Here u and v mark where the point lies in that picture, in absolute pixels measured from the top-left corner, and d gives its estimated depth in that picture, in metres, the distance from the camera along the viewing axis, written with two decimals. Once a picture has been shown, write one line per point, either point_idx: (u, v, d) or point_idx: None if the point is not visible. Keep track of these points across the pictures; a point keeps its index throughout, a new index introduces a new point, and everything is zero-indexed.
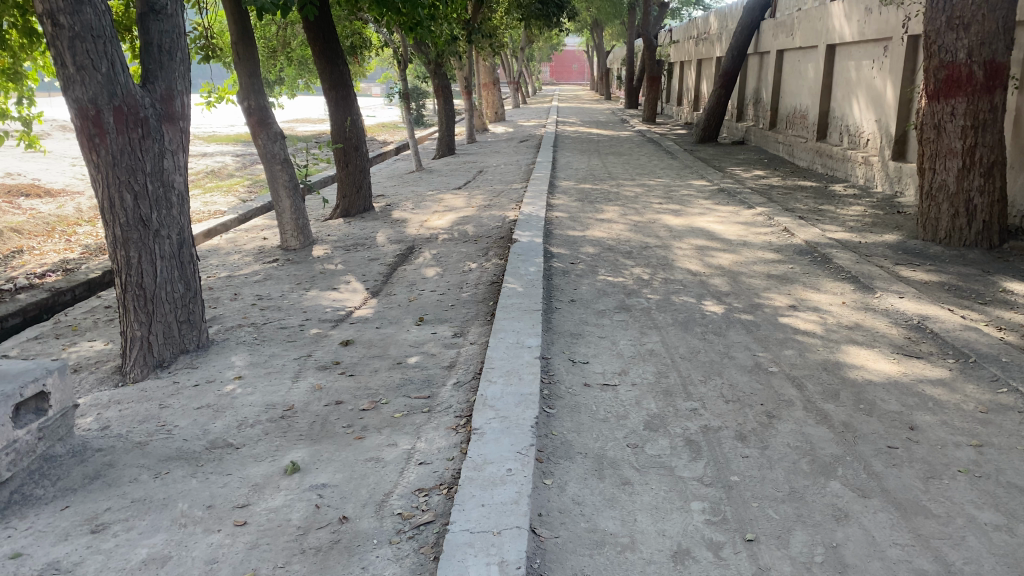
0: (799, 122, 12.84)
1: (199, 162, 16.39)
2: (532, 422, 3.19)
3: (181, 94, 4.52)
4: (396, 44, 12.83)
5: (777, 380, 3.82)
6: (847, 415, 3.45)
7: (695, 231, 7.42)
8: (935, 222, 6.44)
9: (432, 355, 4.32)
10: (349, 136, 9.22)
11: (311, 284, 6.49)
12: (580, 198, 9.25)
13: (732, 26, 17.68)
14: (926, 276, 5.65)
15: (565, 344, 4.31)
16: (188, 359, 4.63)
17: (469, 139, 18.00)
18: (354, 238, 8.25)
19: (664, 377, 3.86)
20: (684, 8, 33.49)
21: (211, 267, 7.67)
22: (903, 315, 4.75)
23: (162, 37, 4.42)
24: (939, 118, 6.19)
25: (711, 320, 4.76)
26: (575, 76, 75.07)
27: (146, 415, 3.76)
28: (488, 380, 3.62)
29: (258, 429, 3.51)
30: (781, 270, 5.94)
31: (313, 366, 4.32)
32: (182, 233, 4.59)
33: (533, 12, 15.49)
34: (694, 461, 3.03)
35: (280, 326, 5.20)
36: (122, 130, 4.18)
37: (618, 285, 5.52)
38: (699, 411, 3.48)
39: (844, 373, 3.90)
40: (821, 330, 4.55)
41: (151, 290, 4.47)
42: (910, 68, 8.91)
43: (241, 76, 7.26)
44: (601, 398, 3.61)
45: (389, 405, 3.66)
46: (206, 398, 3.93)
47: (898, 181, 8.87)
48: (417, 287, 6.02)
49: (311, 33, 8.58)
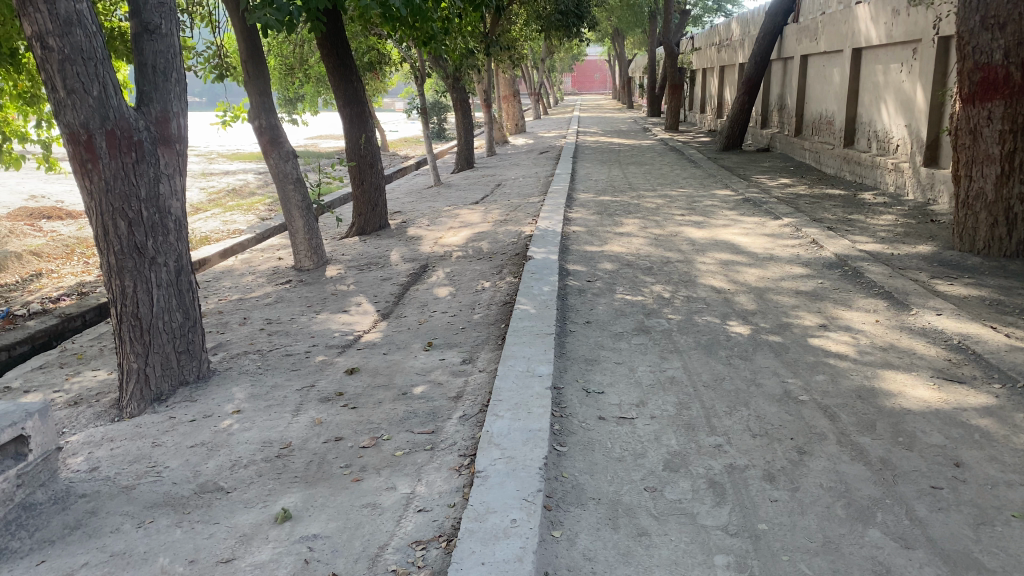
0: (825, 128, 12.51)
1: (220, 180, 16.37)
2: (540, 463, 2.96)
3: (178, 116, 4.34)
4: (413, 59, 12.68)
5: (807, 410, 3.54)
6: (885, 449, 3.17)
7: (719, 245, 7.14)
8: (972, 232, 6.12)
9: (439, 385, 4.09)
10: (363, 153, 9.07)
11: (322, 306, 6.31)
12: (599, 210, 9.03)
13: (754, 32, 17.41)
14: (963, 291, 5.32)
15: (579, 371, 4.06)
16: (187, 392, 4.45)
17: (489, 151, 17.79)
18: (368, 257, 8.08)
19: (686, 409, 3.59)
20: (705, 15, 33.24)
21: (223, 289, 7.52)
22: (942, 335, 4.45)
23: (156, 58, 4.25)
24: (975, 123, 5.90)
25: (736, 342, 4.49)
26: (598, 86, 74.82)
27: (137, 455, 3.57)
28: (494, 414, 3.38)
29: (252, 470, 3.30)
30: (810, 286, 5.66)
31: (314, 397, 4.10)
32: (180, 260, 4.40)
33: (552, 22, 15.31)
34: (718, 508, 2.77)
35: (285, 353, 5.01)
36: (115, 155, 4.02)
37: (638, 305, 5.27)
38: (723, 447, 3.22)
39: (881, 402, 3.61)
40: (855, 353, 4.27)
41: (147, 320, 4.29)
42: (942, 70, 8.58)
43: (251, 95, 7.11)
44: (617, 433, 3.35)
45: (391, 442, 3.44)
46: (202, 435, 3.73)
47: (931, 188, 8.54)
48: (429, 308, 5.81)
49: (324, 50, 8.43)
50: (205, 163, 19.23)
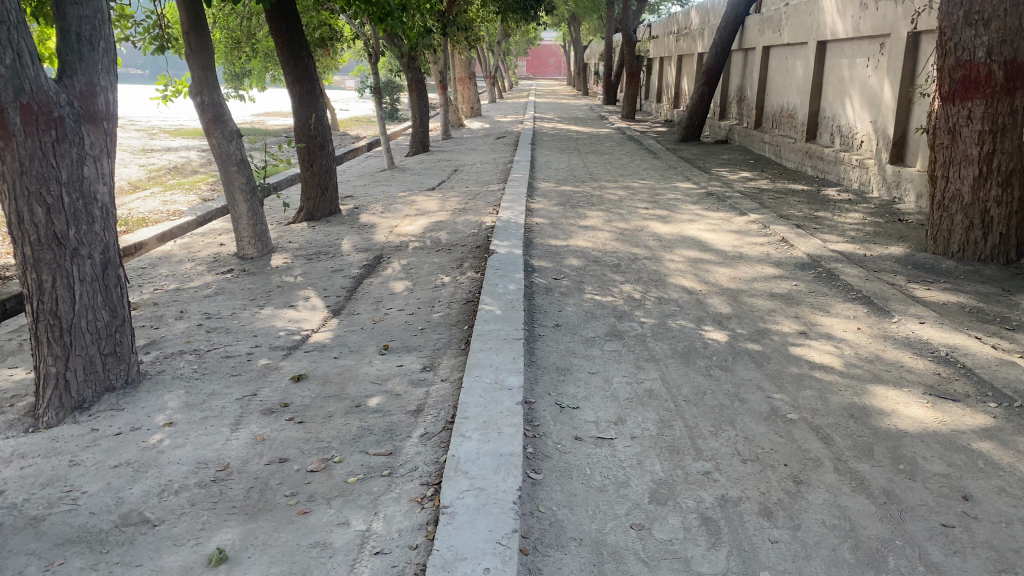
0: (786, 121, 12.37)
1: (161, 157, 15.63)
2: (514, 496, 2.64)
3: (106, 91, 3.86)
4: (367, 37, 12.21)
5: (799, 431, 3.27)
6: (886, 478, 2.91)
7: (686, 241, 6.88)
8: (947, 235, 5.93)
9: (397, 396, 3.73)
10: (313, 134, 8.59)
11: (266, 300, 5.86)
12: (561, 201, 8.71)
13: (715, 22, 17.22)
14: (942, 297, 5.13)
15: (551, 382, 3.73)
16: (113, 398, 3.97)
17: (444, 135, 17.33)
18: (318, 245, 7.62)
19: (668, 429, 3.29)
20: (664, 3, 33.07)
21: (159, 277, 7.00)
22: (928, 346, 4.23)
23: (81, 24, 3.76)
24: (954, 122, 5.72)
25: (714, 351, 4.21)
26: (553, 71, 74.52)
27: (50, 477, 3.13)
28: (461, 436, 3.05)
29: (184, 498, 2.90)
30: (785, 288, 5.42)
31: (256, 409, 3.70)
32: (108, 252, 3.93)
33: (511, 4, 14.87)
34: (714, 551, 2.47)
35: (225, 354, 4.57)
36: (31, 133, 3.55)
37: (608, 306, 4.96)
38: (713, 475, 2.92)
39: (875, 422, 3.36)
40: (841, 365, 4.02)
41: (68, 319, 3.82)
42: (911, 67, 8.43)
43: (193, 69, 6.61)
44: (596, 458, 3.03)
45: (343, 466, 3.07)
46: (127, 453, 3.30)
47: (896, 186, 8.41)
48: (384, 305, 5.42)
49: (274, 24, 7.94)
50: (146, 138, 18.44)
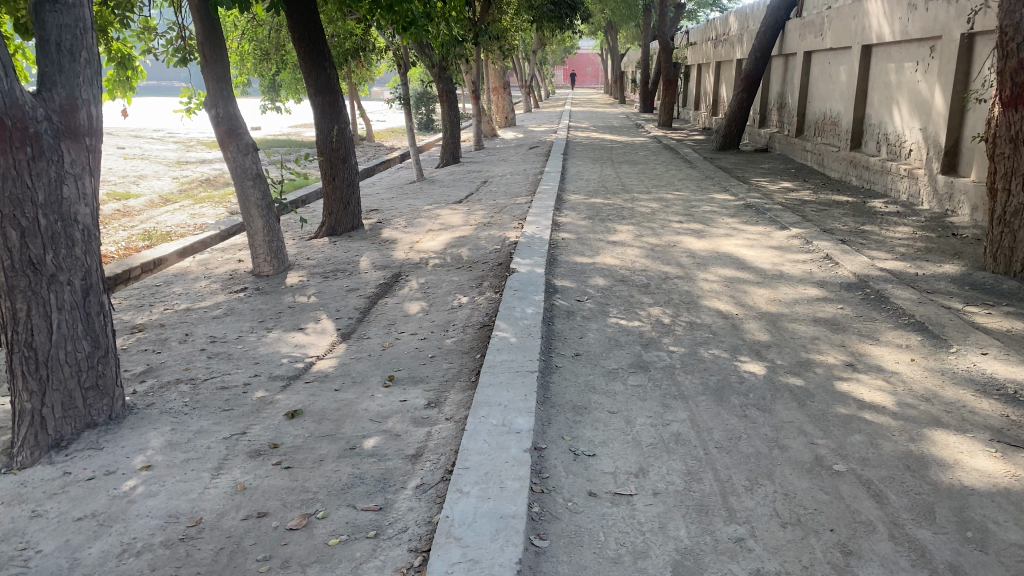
0: (829, 129, 11.86)
1: (194, 170, 15.53)
2: (511, 571, 2.27)
3: (88, 104, 3.56)
4: (394, 47, 11.93)
5: (846, 486, 2.86)
6: (951, 550, 2.48)
7: (722, 258, 6.45)
8: (1009, 252, 5.45)
9: (396, 437, 3.38)
10: (334, 147, 8.32)
11: (275, 322, 5.57)
12: (590, 214, 8.33)
13: (754, 28, 16.71)
14: (1005, 323, 4.65)
15: (565, 424, 3.36)
16: (94, 435, 3.68)
17: (478, 146, 17.03)
18: (337, 262, 7.34)
19: (696, 483, 2.89)
20: (700, 10, 32.60)
21: (172, 296, 6.77)
22: (993, 382, 3.77)
23: (62, 33, 3.46)
24: (1017, 130, 5.22)
25: (751, 387, 3.78)
26: (591, 79, 74.32)
27: (6, 530, 2.83)
28: (459, 491, 2.69)
29: (145, 560, 2.58)
30: (829, 311, 4.98)
31: (243, 450, 3.38)
32: (89, 277, 3.64)
33: (545, 13, 14.55)
34: None
35: (221, 385, 4.26)
36: (4, 151, 3.27)
37: (634, 333, 4.57)
38: (746, 543, 2.52)
39: (936, 476, 2.93)
40: (893, 404, 3.58)
41: (44, 351, 3.54)
42: (964, 72, 7.90)
43: (207, 82, 6.35)
44: (612, 519, 2.65)
45: (326, 523, 2.73)
46: (95, 502, 2.99)
47: (949, 199, 7.89)
48: (395, 329, 5.08)
49: (295, 35, 7.70)
50: (182, 151, 18.40)
